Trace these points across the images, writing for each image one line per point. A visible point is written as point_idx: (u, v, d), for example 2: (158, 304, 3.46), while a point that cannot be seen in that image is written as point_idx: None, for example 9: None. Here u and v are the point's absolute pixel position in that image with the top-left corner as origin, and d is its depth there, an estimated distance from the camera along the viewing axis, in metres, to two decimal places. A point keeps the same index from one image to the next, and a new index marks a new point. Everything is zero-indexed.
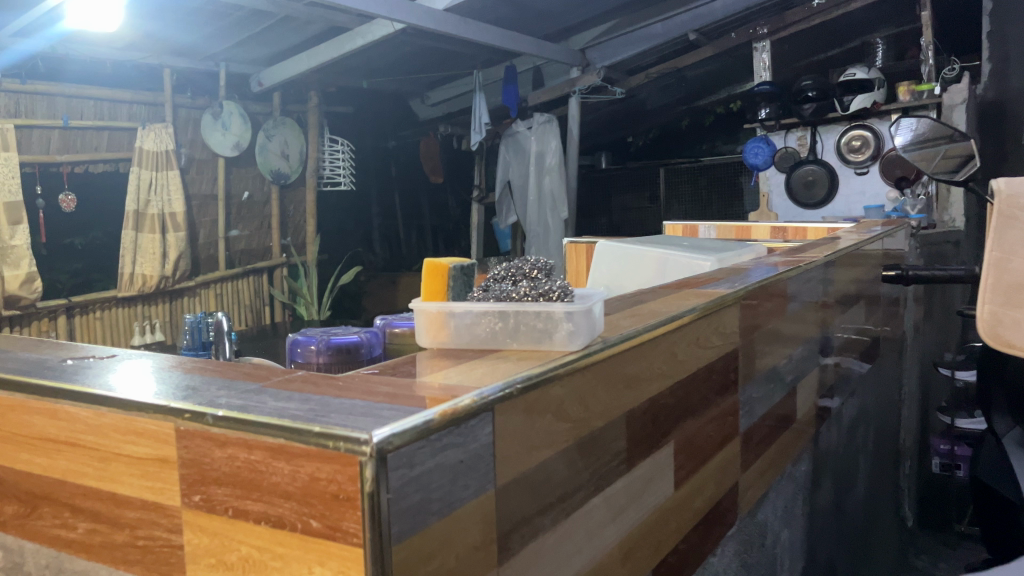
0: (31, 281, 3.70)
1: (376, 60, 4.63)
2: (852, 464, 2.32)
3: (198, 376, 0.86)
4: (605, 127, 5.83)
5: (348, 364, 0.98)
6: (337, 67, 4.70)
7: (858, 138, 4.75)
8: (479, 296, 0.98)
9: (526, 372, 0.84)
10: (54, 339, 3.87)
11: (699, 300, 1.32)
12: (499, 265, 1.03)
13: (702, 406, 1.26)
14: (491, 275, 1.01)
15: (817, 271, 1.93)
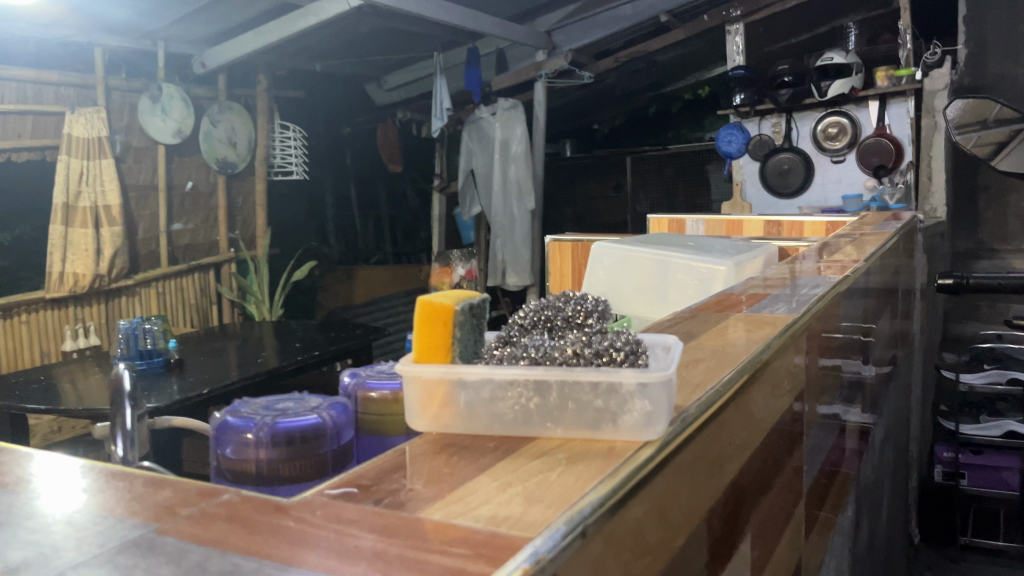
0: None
1: (328, 39, 4.22)
2: (878, 492, 2.07)
3: (71, 512, 0.55)
4: (571, 112, 5.40)
5: (305, 463, 0.66)
6: (287, 48, 4.29)
7: (834, 125, 4.12)
8: (500, 355, 0.66)
9: (595, 489, 0.54)
10: None
11: (765, 332, 1.02)
12: (526, 308, 0.71)
13: (775, 473, 0.98)
14: (516, 323, 0.70)
15: (855, 283, 1.65)
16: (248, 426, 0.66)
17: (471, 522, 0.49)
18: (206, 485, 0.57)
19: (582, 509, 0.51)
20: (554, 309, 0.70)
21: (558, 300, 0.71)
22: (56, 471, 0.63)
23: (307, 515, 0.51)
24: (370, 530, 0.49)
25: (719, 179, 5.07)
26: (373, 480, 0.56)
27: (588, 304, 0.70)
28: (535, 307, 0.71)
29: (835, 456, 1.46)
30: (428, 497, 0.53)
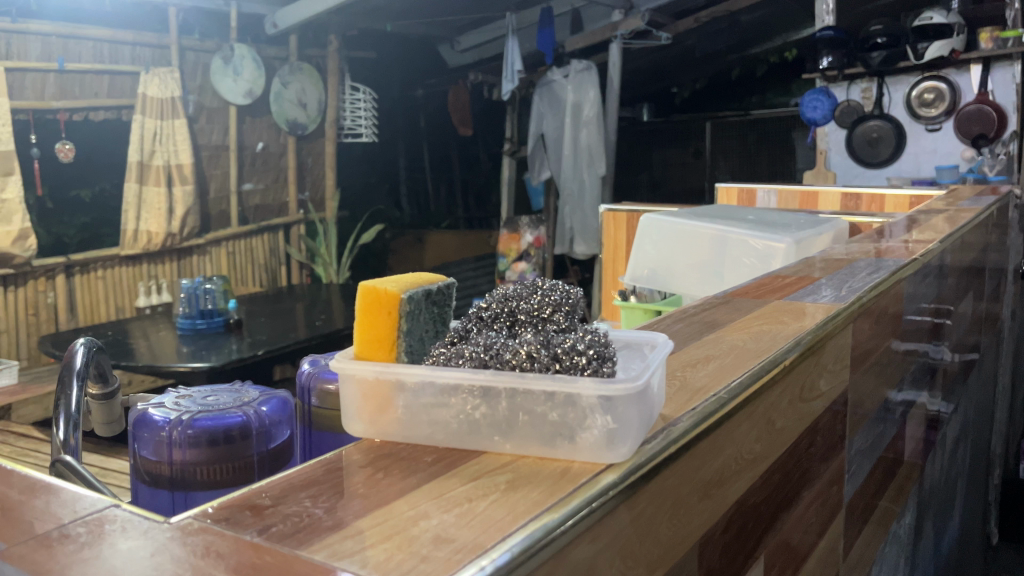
0: (25, 238, 3.07)
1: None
2: (949, 492, 1.89)
3: None
4: (648, 76, 4.95)
5: (227, 467, 0.58)
6: (360, 7, 4.06)
7: (931, 91, 3.78)
8: (448, 353, 0.57)
9: (523, 527, 0.45)
10: (53, 304, 3.24)
11: (799, 326, 0.89)
12: (489, 297, 0.61)
13: (803, 486, 0.86)
14: (475, 314, 0.60)
15: (930, 264, 1.47)
16: (163, 423, 0.58)
17: (354, 566, 0.40)
18: (101, 497, 0.49)
19: (498, 556, 0.42)
20: (520, 298, 0.61)
21: (528, 287, 0.62)
22: (76, 514, 0.47)
23: (174, 543, 0.43)
24: (232, 569, 0.40)
25: (804, 147, 4.69)
26: (274, 500, 0.48)
27: (558, 295, 0.60)
28: (500, 294, 0.62)
29: (898, 452, 1.32)
30: (324, 526, 0.45)
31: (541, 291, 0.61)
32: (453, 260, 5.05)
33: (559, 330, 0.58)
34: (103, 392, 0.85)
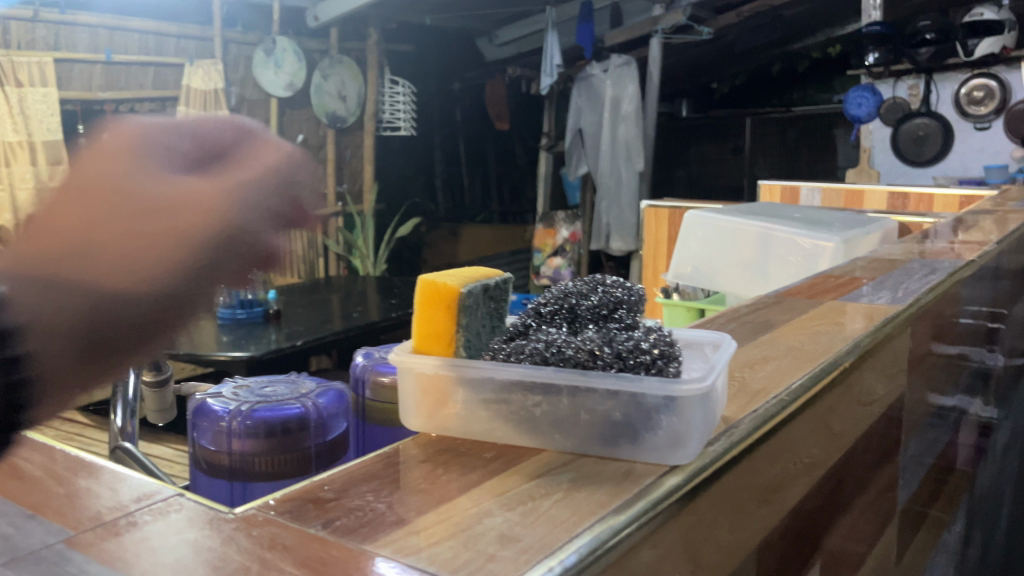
0: None
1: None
2: (996, 502, 1.84)
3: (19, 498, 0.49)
4: (690, 72, 4.80)
5: (285, 459, 0.58)
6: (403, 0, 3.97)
7: (980, 88, 3.69)
8: (508, 349, 0.56)
9: (589, 528, 0.44)
10: None
11: (855, 328, 0.87)
12: (550, 292, 0.61)
13: (858, 492, 0.84)
14: (535, 309, 0.60)
15: (986, 266, 1.44)
16: (223, 413, 0.59)
17: (419, 563, 0.40)
18: (163, 486, 0.50)
19: (566, 557, 0.41)
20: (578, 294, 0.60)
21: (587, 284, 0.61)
22: (142, 502, 0.47)
23: (239, 534, 0.43)
24: (299, 562, 0.40)
25: (847, 145, 4.58)
26: (336, 493, 0.48)
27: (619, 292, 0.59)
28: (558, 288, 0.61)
29: (950, 458, 1.29)
30: (387, 522, 0.44)
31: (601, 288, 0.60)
32: (489, 254, 5.03)
33: (622, 328, 0.57)
34: (156, 379, 0.85)
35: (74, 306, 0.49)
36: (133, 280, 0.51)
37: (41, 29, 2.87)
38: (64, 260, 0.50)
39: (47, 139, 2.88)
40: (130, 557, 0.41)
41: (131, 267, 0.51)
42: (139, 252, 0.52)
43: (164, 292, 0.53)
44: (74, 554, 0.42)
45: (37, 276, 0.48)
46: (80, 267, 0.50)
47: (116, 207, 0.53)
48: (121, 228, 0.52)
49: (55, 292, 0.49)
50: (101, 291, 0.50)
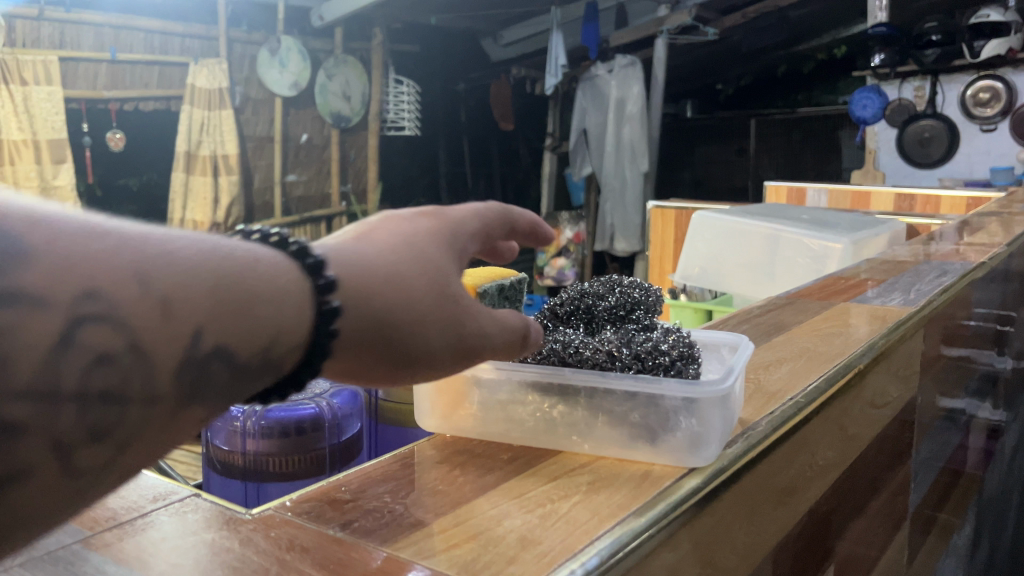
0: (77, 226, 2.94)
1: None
2: (1004, 505, 1.82)
3: None
4: (693, 72, 4.76)
5: (299, 460, 0.58)
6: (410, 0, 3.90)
7: (986, 91, 3.67)
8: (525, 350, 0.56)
9: (610, 530, 0.43)
10: None
11: (869, 331, 0.86)
12: (565, 293, 0.61)
13: (871, 495, 0.83)
14: (550, 310, 0.60)
15: (996, 269, 1.43)
16: (237, 414, 0.58)
17: (439, 566, 0.40)
18: (177, 488, 0.49)
19: (588, 560, 0.40)
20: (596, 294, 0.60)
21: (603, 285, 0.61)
22: (156, 502, 0.47)
23: (257, 535, 0.43)
24: (317, 565, 0.40)
25: (852, 147, 4.54)
26: (353, 494, 0.48)
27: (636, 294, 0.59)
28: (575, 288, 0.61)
29: (959, 461, 1.28)
30: (407, 523, 0.44)
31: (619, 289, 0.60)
32: None
33: (640, 330, 0.57)
34: None
35: (349, 353, 0.36)
36: (414, 356, 0.38)
37: (46, 27, 2.82)
38: (365, 293, 0.36)
39: (51, 138, 2.82)
40: (146, 558, 0.41)
41: (418, 343, 0.38)
42: (432, 333, 0.38)
43: (418, 380, 0.39)
44: (91, 554, 0.41)
45: (342, 299, 0.35)
46: (379, 325, 0.36)
47: (440, 266, 0.40)
48: (438, 288, 0.39)
49: (350, 321, 0.35)
50: (386, 349, 0.37)
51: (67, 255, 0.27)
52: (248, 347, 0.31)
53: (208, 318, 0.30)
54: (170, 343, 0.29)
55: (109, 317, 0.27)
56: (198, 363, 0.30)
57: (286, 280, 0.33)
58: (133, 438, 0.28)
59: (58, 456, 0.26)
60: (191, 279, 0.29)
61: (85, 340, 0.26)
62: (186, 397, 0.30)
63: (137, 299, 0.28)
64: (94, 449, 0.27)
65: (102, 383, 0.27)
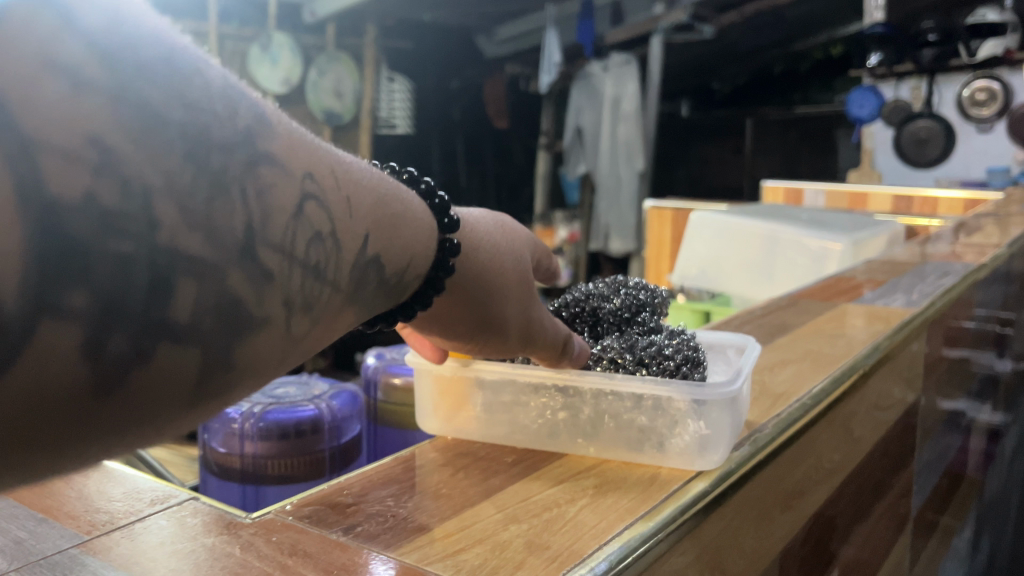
0: None
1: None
2: (1003, 508, 1.82)
3: (29, 497, 0.47)
4: (688, 70, 4.72)
5: (297, 463, 0.58)
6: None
7: (983, 90, 3.50)
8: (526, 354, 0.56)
9: (619, 535, 0.43)
10: None
11: (871, 333, 0.86)
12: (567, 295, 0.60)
13: (875, 498, 0.83)
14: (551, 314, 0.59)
15: (996, 270, 1.42)
16: (235, 415, 0.58)
17: (444, 572, 0.39)
18: (174, 490, 0.48)
19: (597, 565, 0.40)
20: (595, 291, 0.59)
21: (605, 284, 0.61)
22: (152, 503, 0.46)
23: (258, 540, 0.42)
24: (321, 571, 0.39)
25: (848, 147, 4.49)
26: (355, 498, 0.47)
27: (640, 298, 0.59)
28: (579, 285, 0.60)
29: (960, 464, 1.28)
30: (411, 528, 0.43)
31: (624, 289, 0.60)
32: None
33: (645, 332, 0.57)
34: None
35: (446, 302, 0.43)
36: (493, 322, 0.45)
37: None
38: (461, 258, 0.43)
39: None
40: (149, 563, 0.40)
41: (495, 312, 0.45)
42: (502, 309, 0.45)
43: (478, 345, 0.46)
44: (86, 558, 0.41)
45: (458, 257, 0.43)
46: (475, 286, 0.44)
47: (527, 262, 0.47)
48: (522, 279, 0.46)
49: (460, 278, 0.43)
50: (477, 310, 0.44)
51: (298, 143, 0.32)
52: (398, 258, 0.38)
53: (374, 231, 0.36)
54: (350, 242, 0.34)
55: (324, 202, 0.32)
56: (363, 266, 0.35)
57: (424, 220, 0.40)
58: (319, 315, 0.33)
59: (283, 308, 0.30)
60: (362, 192, 0.35)
61: (309, 215, 0.31)
62: (351, 295, 0.35)
63: (336, 196, 0.33)
64: (301, 317, 0.32)
65: (314, 258, 0.32)
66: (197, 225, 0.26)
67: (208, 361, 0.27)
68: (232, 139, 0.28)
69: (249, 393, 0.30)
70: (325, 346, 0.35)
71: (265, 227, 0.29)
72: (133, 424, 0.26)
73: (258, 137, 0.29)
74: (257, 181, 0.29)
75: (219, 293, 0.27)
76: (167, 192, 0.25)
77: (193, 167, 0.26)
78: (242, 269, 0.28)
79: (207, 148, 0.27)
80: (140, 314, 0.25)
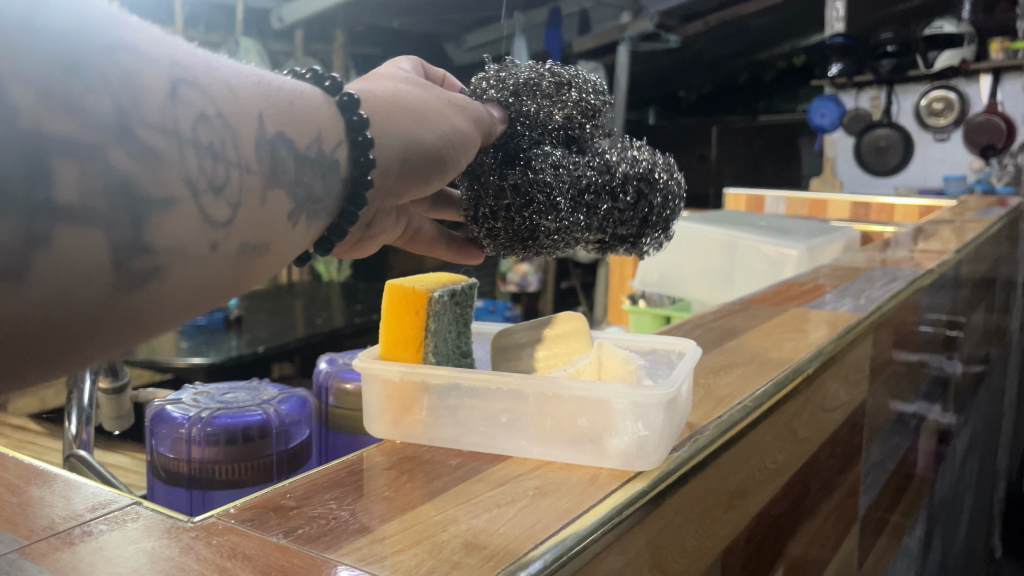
0: None
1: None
2: (957, 508, 1.87)
3: None
4: (654, 79, 4.73)
5: (246, 466, 0.58)
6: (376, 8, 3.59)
7: (940, 100, 3.52)
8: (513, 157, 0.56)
9: (555, 534, 0.43)
10: None
11: (817, 335, 0.88)
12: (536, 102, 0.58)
13: (821, 497, 0.85)
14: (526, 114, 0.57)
15: (945, 275, 1.46)
16: (183, 420, 0.58)
17: (380, 571, 0.40)
18: (120, 498, 0.48)
19: (530, 565, 0.40)
20: (569, 115, 0.59)
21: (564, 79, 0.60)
22: (95, 511, 0.46)
23: (198, 543, 0.42)
24: (258, 573, 0.39)
25: (811, 154, 4.49)
26: (298, 500, 0.47)
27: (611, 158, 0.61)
28: (525, 88, 0.58)
29: (911, 463, 1.31)
30: (352, 529, 0.44)
31: (577, 91, 0.60)
32: None
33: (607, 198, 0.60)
34: (114, 384, 0.83)
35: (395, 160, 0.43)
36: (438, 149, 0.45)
37: None
38: (399, 129, 0.43)
39: None
40: (88, 570, 0.40)
41: (430, 138, 0.45)
42: (460, 134, 0.47)
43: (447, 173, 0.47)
44: (27, 565, 0.41)
45: (378, 151, 0.41)
46: (401, 130, 0.43)
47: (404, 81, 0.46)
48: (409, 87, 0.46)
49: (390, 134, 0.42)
50: (418, 152, 0.44)
51: (152, 34, 0.29)
52: (305, 129, 0.36)
53: (268, 109, 0.33)
54: (245, 122, 0.32)
55: (201, 87, 0.29)
56: (270, 145, 0.33)
57: (317, 107, 0.38)
58: (237, 200, 0.31)
59: (190, 192, 0.28)
60: (241, 75, 0.33)
61: (188, 97, 0.28)
62: (270, 178, 0.33)
63: (213, 77, 0.30)
64: (213, 199, 0.30)
65: (209, 140, 0.29)
66: (63, 111, 0.24)
67: (115, 246, 0.26)
68: (80, 18, 0.25)
69: (177, 285, 0.28)
70: (267, 229, 0.34)
71: (139, 107, 0.26)
72: (51, 331, 0.24)
73: (108, 17, 0.26)
74: (119, 65, 0.26)
75: (105, 174, 0.25)
76: (17, 76, 0.22)
77: (42, 50, 0.23)
78: (126, 150, 0.26)
79: (52, 27, 0.23)
80: (23, 200, 0.23)
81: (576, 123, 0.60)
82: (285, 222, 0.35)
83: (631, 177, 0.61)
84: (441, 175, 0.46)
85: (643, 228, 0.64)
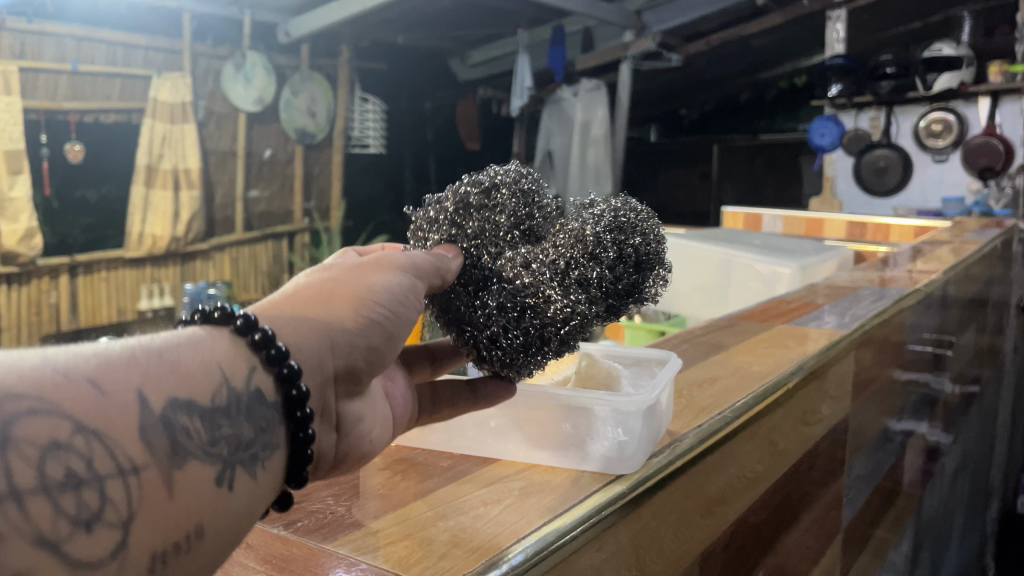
0: (32, 236, 2.36)
1: (428, 9, 3.12)
2: (946, 523, 1.89)
3: None
4: (657, 97, 4.75)
5: None
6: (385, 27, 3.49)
7: (938, 121, 3.53)
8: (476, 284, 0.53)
9: (536, 530, 0.46)
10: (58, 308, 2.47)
11: (802, 351, 0.91)
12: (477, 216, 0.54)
13: (802, 508, 0.87)
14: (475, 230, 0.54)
15: (932, 296, 1.48)
16: None
17: (374, 560, 0.42)
18: None
19: (512, 558, 0.43)
20: (516, 205, 0.55)
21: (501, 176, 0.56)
22: None
23: None
24: (261, 560, 0.42)
25: (812, 174, 4.49)
26: (297, 496, 0.50)
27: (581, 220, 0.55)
28: (461, 211, 0.55)
29: (898, 479, 1.34)
30: (347, 522, 0.47)
31: (506, 186, 0.55)
32: None
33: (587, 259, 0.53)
34: None
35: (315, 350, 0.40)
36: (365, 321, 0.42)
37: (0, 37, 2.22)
38: (318, 321, 0.41)
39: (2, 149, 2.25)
40: None
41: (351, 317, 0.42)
42: (396, 298, 0.44)
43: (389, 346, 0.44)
44: None
45: (298, 355, 0.39)
46: (311, 325, 0.40)
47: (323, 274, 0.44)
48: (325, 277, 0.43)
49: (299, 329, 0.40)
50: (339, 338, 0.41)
51: None
52: (200, 386, 0.34)
53: (147, 384, 0.31)
54: (118, 419, 0.30)
55: (45, 413, 0.28)
56: (161, 425, 0.31)
57: (212, 345, 0.36)
58: (127, 511, 0.29)
59: (48, 549, 0.27)
60: (111, 361, 0.31)
61: (26, 447, 0.27)
62: (172, 456, 0.32)
63: (68, 394, 0.29)
64: (83, 536, 0.28)
65: (62, 471, 0.28)
66: None
67: None
68: None
69: None
70: (186, 512, 0.32)
71: None
72: None
73: None
74: None
75: None
76: None
77: None
78: None
79: None
80: None
81: (524, 215, 0.55)
82: (213, 487, 0.33)
83: (603, 231, 0.54)
84: (390, 342, 0.44)
85: (641, 272, 0.57)
